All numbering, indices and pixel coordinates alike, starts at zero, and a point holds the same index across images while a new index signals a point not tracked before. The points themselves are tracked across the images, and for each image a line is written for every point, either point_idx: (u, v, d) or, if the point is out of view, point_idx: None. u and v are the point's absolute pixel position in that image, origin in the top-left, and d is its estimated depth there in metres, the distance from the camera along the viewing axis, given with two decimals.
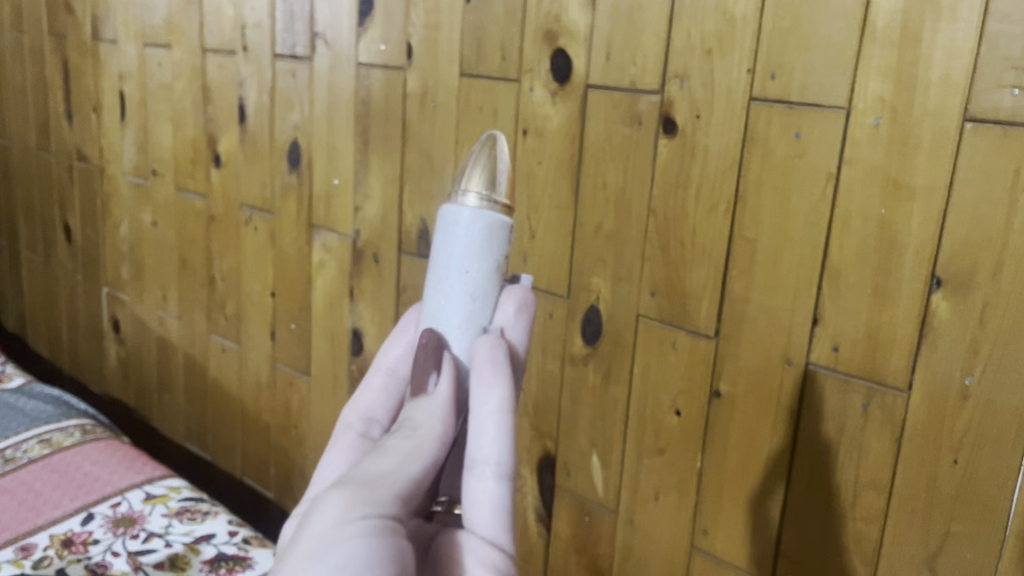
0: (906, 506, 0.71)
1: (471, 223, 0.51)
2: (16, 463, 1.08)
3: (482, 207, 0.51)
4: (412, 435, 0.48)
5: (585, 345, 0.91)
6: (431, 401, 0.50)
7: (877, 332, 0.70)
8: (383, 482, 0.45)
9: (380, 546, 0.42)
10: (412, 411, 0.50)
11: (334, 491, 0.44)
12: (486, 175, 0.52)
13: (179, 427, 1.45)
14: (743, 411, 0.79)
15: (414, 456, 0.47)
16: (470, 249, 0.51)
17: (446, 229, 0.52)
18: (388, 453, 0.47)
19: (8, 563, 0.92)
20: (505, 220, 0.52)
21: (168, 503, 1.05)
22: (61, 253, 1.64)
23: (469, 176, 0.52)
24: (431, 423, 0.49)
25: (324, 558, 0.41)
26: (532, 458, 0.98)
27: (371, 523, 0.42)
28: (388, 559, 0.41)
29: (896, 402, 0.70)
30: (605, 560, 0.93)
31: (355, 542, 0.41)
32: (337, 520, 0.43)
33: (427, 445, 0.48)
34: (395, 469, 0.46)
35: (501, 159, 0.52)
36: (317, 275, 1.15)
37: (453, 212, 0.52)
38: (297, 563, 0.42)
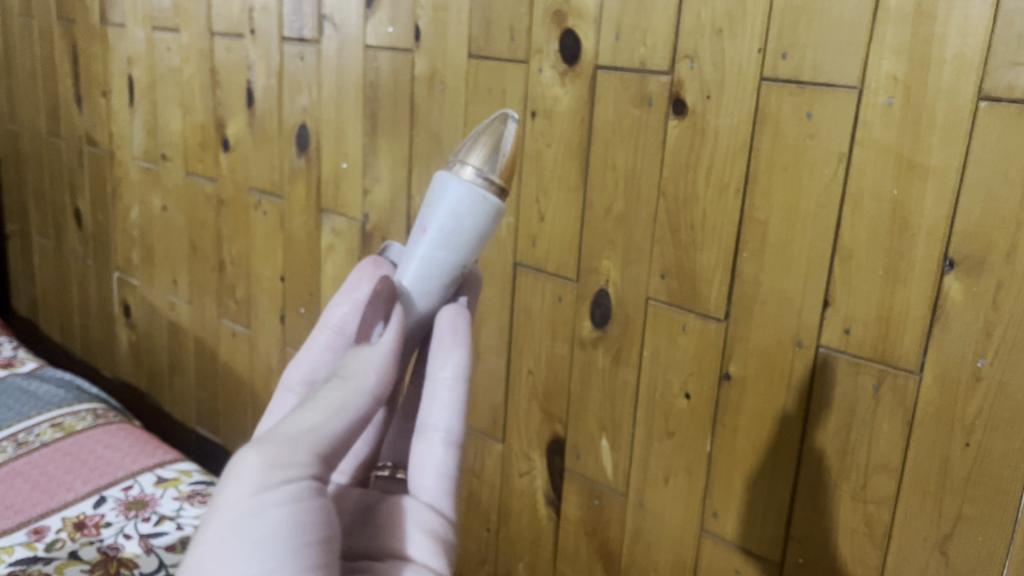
0: (917, 489, 0.71)
1: (464, 202, 0.50)
2: (29, 446, 1.08)
3: (476, 182, 0.51)
4: (343, 387, 0.49)
5: (594, 328, 0.90)
6: (371, 352, 0.51)
7: (889, 313, 0.70)
8: (305, 440, 0.46)
9: (303, 513, 0.44)
10: (350, 359, 0.51)
11: (251, 449, 0.45)
12: (490, 149, 0.51)
13: (191, 411, 1.46)
14: (753, 393, 0.79)
15: (340, 413, 0.48)
16: (451, 225, 0.51)
17: (437, 195, 0.52)
18: (317, 407, 0.48)
19: (20, 546, 0.93)
20: (498, 202, 0.51)
21: (179, 486, 1.05)
22: (72, 237, 1.65)
23: (470, 149, 0.52)
24: (365, 374, 0.50)
25: (246, 528, 0.43)
26: (541, 441, 0.98)
27: (294, 489, 0.44)
28: (310, 525, 0.44)
29: (907, 383, 0.70)
30: (614, 543, 0.93)
31: (277, 510, 0.44)
32: (256, 484, 0.44)
33: (354, 401, 0.49)
34: (320, 425, 0.47)
35: (507, 138, 0.51)
36: (326, 259, 1.15)
37: (448, 182, 0.51)
38: (218, 530, 0.44)
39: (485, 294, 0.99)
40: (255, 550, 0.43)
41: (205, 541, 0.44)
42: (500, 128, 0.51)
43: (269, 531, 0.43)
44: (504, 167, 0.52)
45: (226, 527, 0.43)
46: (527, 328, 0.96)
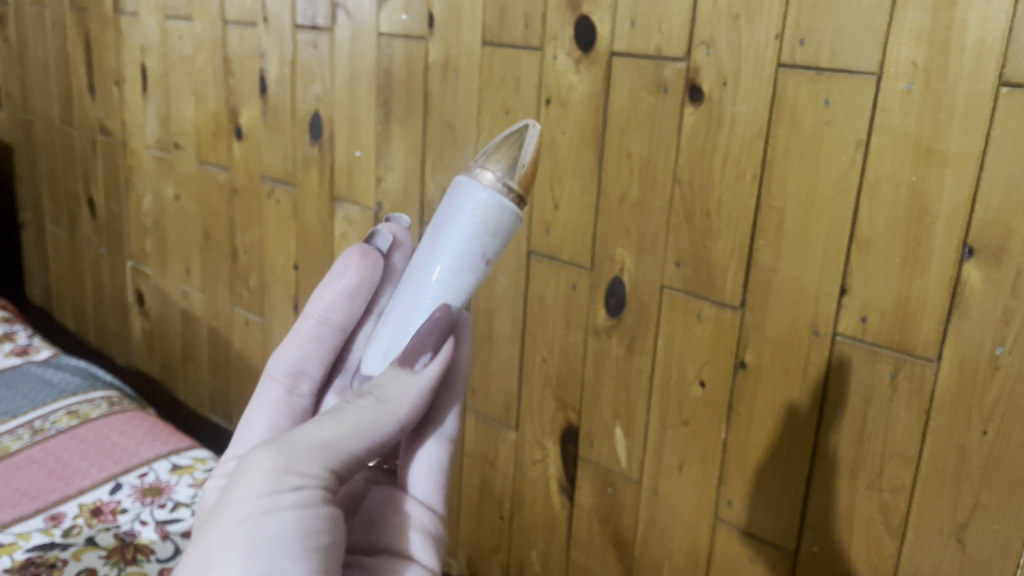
0: (934, 477, 0.70)
1: (494, 218, 0.51)
2: (45, 433, 1.09)
3: (498, 195, 0.51)
4: (375, 408, 0.51)
5: (609, 316, 0.90)
6: (413, 380, 0.53)
7: (906, 301, 0.69)
8: (320, 450, 0.48)
9: (311, 519, 0.45)
10: (386, 381, 0.53)
11: (268, 451, 0.47)
12: (510, 161, 0.51)
13: (204, 399, 1.46)
14: (768, 381, 0.79)
15: (359, 431, 0.50)
16: (478, 239, 0.51)
17: (464, 213, 0.51)
18: (341, 420, 0.50)
19: (38, 532, 0.94)
20: (516, 210, 0.51)
21: (194, 473, 1.06)
22: (86, 226, 1.65)
23: (489, 160, 0.51)
24: (402, 400, 0.52)
25: (254, 528, 0.44)
26: (554, 429, 0.98)
27: (304, 496, 0.45)
28: (316, 532, 0.45)
29: (924, 371, 0.69)
30: (628, 531, 0.93)
31: (287, 513, 0.44)
32: (270, 486, 0.45)
33: (382, 424, 0.51)
34: (340, 440, 0.49)
35: (527, 147, 0.51)
36: (339, 247, 1.15)
37: (474, 199, 0.51)
38: (226, 526, 0.44)
39: (499, 282, 0.99)
40: (262, 548, 0.43)
41: (210, 537, 0.44)
42: (517, 137, 0.52)
43: (276, 532, 0.44)
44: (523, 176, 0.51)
45: (235, 523, 0.44)
46: (541, 316, 0.96)
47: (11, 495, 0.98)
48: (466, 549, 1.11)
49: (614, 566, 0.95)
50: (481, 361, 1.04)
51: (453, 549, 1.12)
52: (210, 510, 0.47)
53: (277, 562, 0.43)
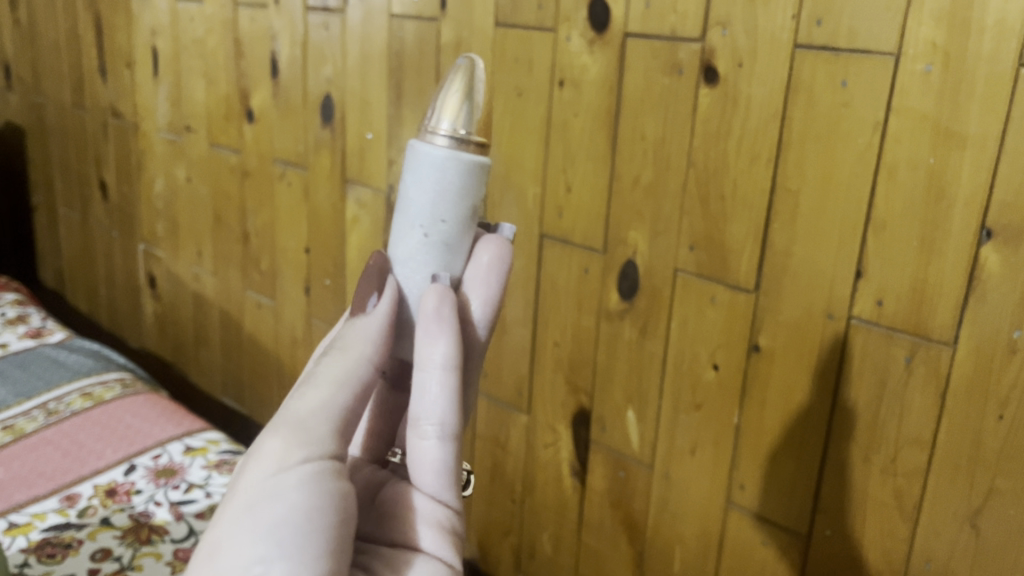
0: (948, 462, 0.70)
1: (458, 172, 0.49)
2: (60, 415, 1.12)
3: (457, 148, 0.49)
4: (341, 357, 0.50)
5: (621, 300, 0.90)
6: (363, 325, 0.51)
7: (923, 285, 0.69)
8: (315, 418, 0.48)
9: (319, 492, 0.45)
10: (346, 331, 0.51)
11: (272, 434, 0.48)
12: (464, 101, 0.49)
13: (216, 382, 1.47)
14: (782, 365, 0.79)
15: (342, 386, 0.49)
16: (443, 195, 0.49)
17: (415, 166, 0.50)
18: (318, 384, 0.49)
19: (53, 512, 0.96)
20: (482, 159, 0.49)
21: (207, 455, 1.08)
22: (97, 209, 1.66)
23: (442, 106, 0.49)
24: (361, 343, 0.50)
25: (263, 510, 0.45)
26: (566, 413, 0.98)
27: (310, 469, 0.46)
28: (326, 504, 0.45)
29: (940, 355, 0.69)
30: (639, 514, 0.93)
31: (294, 492, 0.45)
32: (276, 466, 0.46)
33: (356, 370, 0.49)
34: (328, 400, 0.49)
35: (471, 87, 0.49)
36: (351, 230, 1.15)
37: (422, 150, 0.49)
38: (240, 513, 0.46)
39: (511, 265, 0.99)
40: (272, 529, 0.44)
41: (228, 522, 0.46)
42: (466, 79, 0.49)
43: (284, 512, 0.44)
44: (476, 119, 0.49)
45: (247, 509, 0.45)
46: (553, 299, 0.96)
47: (27, 476, 1.01)
48: (477, 531, 1.11)
49: (626, 549, 0.95)
50: (493, 344, 1.03)
51: (465, 532, 1.13)
52: (226, 495, 0.49)
53: (282, 545, 0.43)
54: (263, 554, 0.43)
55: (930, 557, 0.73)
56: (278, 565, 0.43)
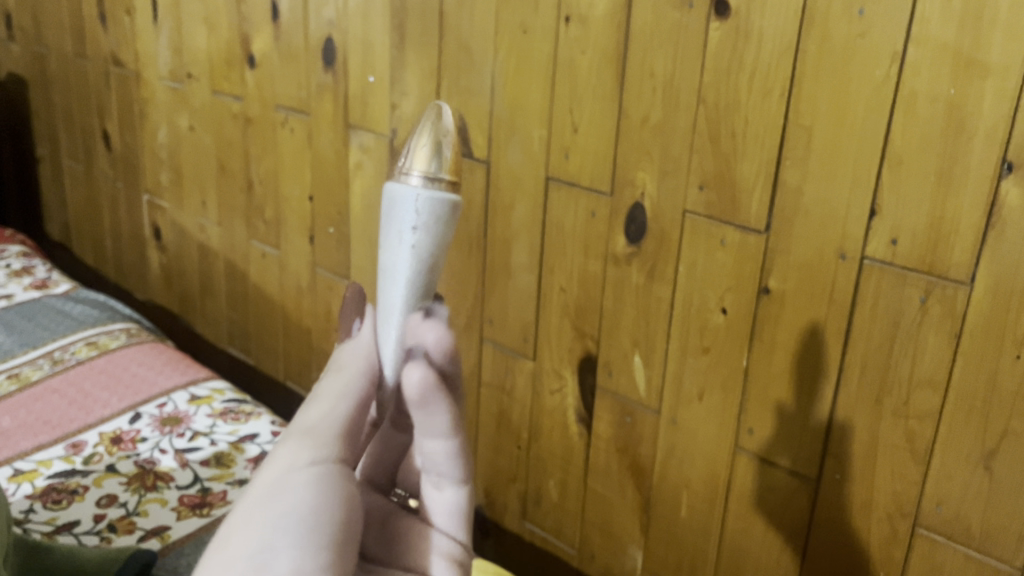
0: (962, 403, 0.69)
1: (412, 208, 0.45)
2: (65, 364, 1.11)
3: (425, 187, 0.45)
4: (338, 376, 0.47)
5: (629, 244, 0.88)
6: (354, 346, 0.49)
7: (940, 222, 0.67)
8: (321, 427, 0.46)
9: (326, 493, 0.44)
10: (340, 352, 0.49)
11: (284, 440, 0.46)
12: (433, 146, 0.46)
13: (223, 333, 1.46)
14: (793, 306, 0.77)
15: (343, 396, 0.47)
16: (397, 232, 0.46)
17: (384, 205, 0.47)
18: (320, 398, 0.47)
19: (59, 459, 0.96)
20: (444, 198, 0.45)
21: (212, 404, 1.08)
22: (101, 161, 1.64)
23: (412, 151, 0.46)
24: (356, 360, 0.48)
25: (273, 505, 0.44)
26: (573, 359, 0.97)
27: (320, 469, 0.44)
28: (332, 505, 0.44)
29: (957, 294, 0.67)
30: (646, 460, 0.92)
31: (302, 490, 0.44)
32: (286, 466, 0.45)
33: (353, 384, 0.47)
34: (329, 412, 0.47)
35: (435, 126, 0.46)
36: (355, 177, 1.14)
37: (388, 190, 0.46)
38: (250, 507, 0.44)
39: (516, 210, 0.97)
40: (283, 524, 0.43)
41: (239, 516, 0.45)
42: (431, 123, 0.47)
43: (292, 506, 0.43)
44: (439, 157, 0.46)
45: (256, 504, 0.44)
46: (560, 244, 0.94)
47: (33, 424, 1.01)
48: (483, 480, 1.11)
49: (632, 496, 0.95)
50: (498, 292, 1.02)
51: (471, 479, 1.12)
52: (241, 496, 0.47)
53: (290, 538, 0.43)
54: (273, 544, 0.42)
55: (941, 501, 0.72)
56: (286, 558, 0.42)
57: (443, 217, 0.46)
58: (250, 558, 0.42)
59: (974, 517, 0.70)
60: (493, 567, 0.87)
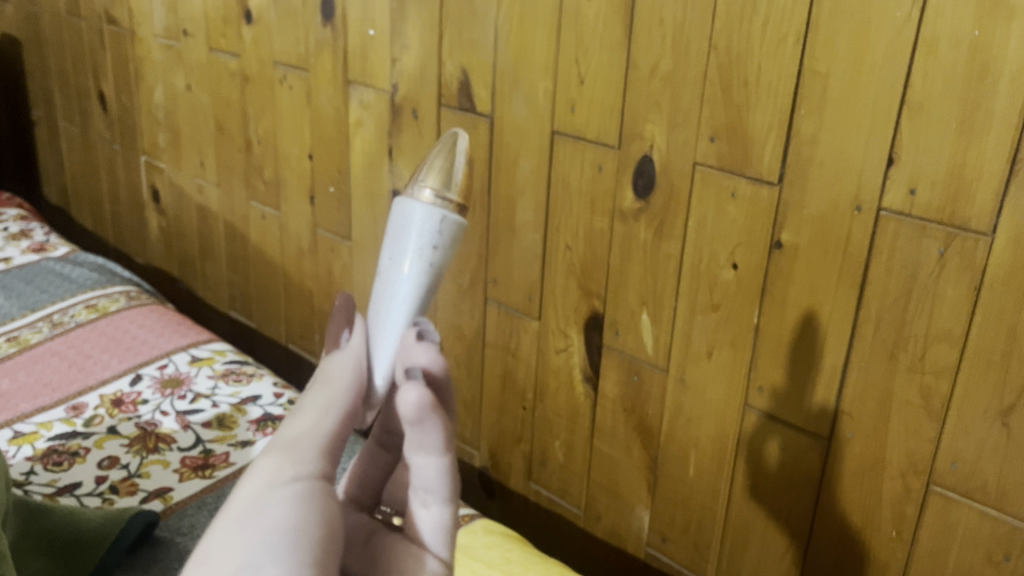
0: (981, 357, 0.67)
1: (434, 226, 0.45)
2: (65, 327, 1.10)
3: (436, 206, 0.45)
4: (324, 389, 0.46)
5: (637, 199, 0.86)
6: (341, 357, 0.47)
7: (961, 170, 0.65)
8: (304, 443, 0.44)
9: (308, 508, 0.41)
10: (326, 364, 0.47)
11: (263, 456, 0.44)
12: (444, 172, 0.46)
13: (224, 296, 1.45)
14: (806, 261, 0.75)
15: (328, 410, 0.45)
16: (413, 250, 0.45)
17: (395, 221, 0.46)
18: (304, 412, 0.46)
19: (60, 422, 0.95)
20: (453, 219, 0.45)
21: (213, 366, 1.07)
22: (98, 122, 1.61)
23: (428, 170, 0.46)
24: (342, 372, 0.46)
25: (253, 521, 0.41)
26: (578, 318, 0.95)
27: (303, 485, 0.42)
28: (314, 520, 0.41)
29: (977, 246, 0.65)
30: (653, 420, 0.91)
31: (283, 505, 0.41)
32: (267, 482, 0.43)
33: (340, 398, 0.45)
34: (312, 426, 0.45)
35: (458, 151, 0.46)
36: (355, 134, 1.11)
37: (404, 206, 0.46)
38: (231, 523, 0.42)
39: (521, 166, 0.94)
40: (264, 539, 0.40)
41: (218, 533, 0.42)
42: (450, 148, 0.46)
43: (273, 522, 0.40)
44: (460, 182, 0.46)
45: (236, 521, 0.42)
46: (565, 200, 0.92)
47: (33, 386, 0.99)
48: (488, 442, 1.10)
49: (639, 456, 0.93)
50: (502, 250, 1.00)
51: (475, 441, 1.11)
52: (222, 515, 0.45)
53: (273, 549, 0.39)
54: (255, 557, 0.39)
55: (957, 458, 0.70)
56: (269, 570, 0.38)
57: (460, 242, 0.46)
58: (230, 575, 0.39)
59: (989, 474, 0.69)
60: (499, 527, 0.86)
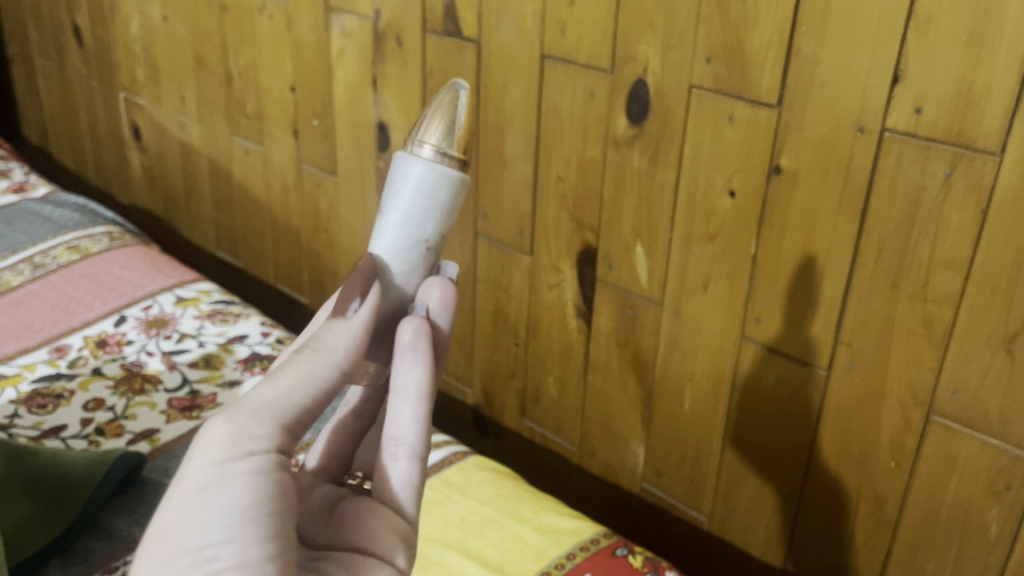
0: (986, 284, 0.65)
1: (457, 187, 0.46)
2: (46, 268, 1.07)
3: (440, 164, 0.45)
4: (311, 359, 0.44)
5: (630, 125, 0.82)
6: (340, 326, 0.44)
7: (970, 88, 0.61)
8: (271, 413, 0.42)
9: (265, 490, 0.41)
10: (322, 330, 0.45)
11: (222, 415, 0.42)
12: (447, 123, 0.45)
13: (210, 236, 1.42)
14: (805, 187, 0.72)
15: (307, 383, 0.43)
16: (438, 211, 0.46)
17: (400, 183, 0.46)
18: (280, 375, 0.43)
19: (43, 364, 0.93)
20: (463, 174, 0.46)
21: (199, 306, 1.04)
22: (74, 58, 1.56)
23: (427, 127, 0.45)
24: (337, 345, 0.44)
25: (208, 497, 0.40)
26: (571, 251, 0.92)
27: (261, 463, 0.41)
28: (270, 505, 0.40)
29: (984, 166, 0.62)
30: (648, 354, 0.89)
31: (238, 487, 0.40)
32: (222, 454, 0.41)
33: (324, 372, 0.44)
34: (286, 394, 0.43)
35: (461, 104, 0.45)
36: (338, 64, 1.07)
37: (409, 168, 0.45)
38: (184, 494, 0.41)
39: (510, 92, 0.91)
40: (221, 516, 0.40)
41: (172, 499, 0.41)
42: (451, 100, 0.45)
43: (229, 502, 0.40)
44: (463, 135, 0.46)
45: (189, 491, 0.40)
46: (556, 128, 0.88)
47: (15, 329, 0.97)
48: (480, 379, 1.08)
49: (633, 391, 0.92)
50: (492, 183, 0.97)
51: (468, 379, 1.10)
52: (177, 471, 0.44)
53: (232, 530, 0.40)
54: (210, 537, 0.39)
55: (958, 388, 0.68)
56: (228, 549, 0.39)
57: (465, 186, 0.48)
58: (187, 554, 0.39)
59: (992, 403, 0.67)
60: (492, 464, 0.84)
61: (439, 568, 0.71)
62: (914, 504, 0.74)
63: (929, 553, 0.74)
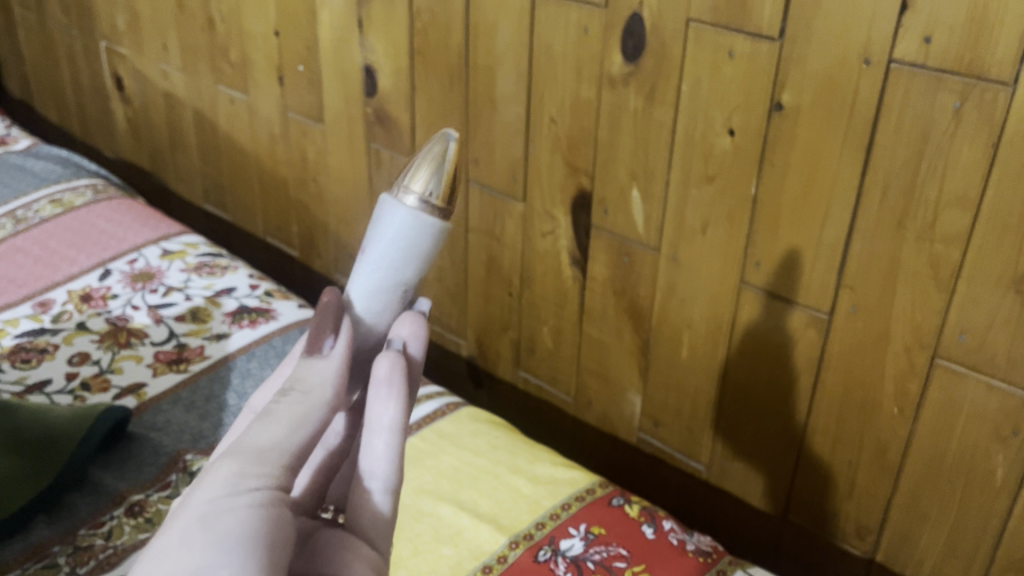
0: (996, 221, 0.62)
1: (434, 239, 0.42)
2: (28, 222, 1.04)
3: (420, 214, 0.41)
4: (303, 400, 0.40)
5: (625, 63, 0.79)
6: (323, 366, 0.41)
7: (982, 13, 0.58)
8: (272, 454, 0.38)
9: (266, 523, 0.36)
10: (303, 371, 0.41)
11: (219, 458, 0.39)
12: (432, 171, 0.41)
13: (197, 189, 1.38)
14: (808, 123, 0.69)
15: (303, 423, 0.39)
16: (414, 263, 0.42)
17: (377, 229, 0.42)
18: (275, 418, 0.40)
19: (27, 318, 0.90)
20: (443, 226, 0.42)
21: (185, 258, 1.01)
22: (53, 6, 1.51)
23: (413, 174, 0.42)
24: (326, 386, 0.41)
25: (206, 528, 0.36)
26: (566, 197, 0.89)
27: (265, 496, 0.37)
28: (267, 536, 0.36)
29: (996, 97, 0.59)
30: (645, 302, 0.87)
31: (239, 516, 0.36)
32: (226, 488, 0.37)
33: (318, 411, 0.40)
34: (283, 435, 0.39)
35: (449, 156, 0.41)
36: (322, 6, 1.03)
37: (389, 214, 0.42)
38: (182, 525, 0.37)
39: (500, 32, 0.87)
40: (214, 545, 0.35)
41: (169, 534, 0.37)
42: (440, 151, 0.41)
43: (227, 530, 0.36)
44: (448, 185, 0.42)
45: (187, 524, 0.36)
46: (548, 68, 0.85)
47: None
48: (474, 331, 1.06)
49: (630, 339, 0.90)
50: (483, 127, 0.93)
51: (462, 330, 1.07)
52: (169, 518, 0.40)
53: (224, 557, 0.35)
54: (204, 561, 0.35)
55: (965, 329, 0.66)
56: None
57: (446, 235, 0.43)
58: None
59: (1000, 346, 0.65)
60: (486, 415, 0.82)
61: (432, 520, 0.69)
62: (917, 450, 0.72)
63: (932, 499, 0.73)
